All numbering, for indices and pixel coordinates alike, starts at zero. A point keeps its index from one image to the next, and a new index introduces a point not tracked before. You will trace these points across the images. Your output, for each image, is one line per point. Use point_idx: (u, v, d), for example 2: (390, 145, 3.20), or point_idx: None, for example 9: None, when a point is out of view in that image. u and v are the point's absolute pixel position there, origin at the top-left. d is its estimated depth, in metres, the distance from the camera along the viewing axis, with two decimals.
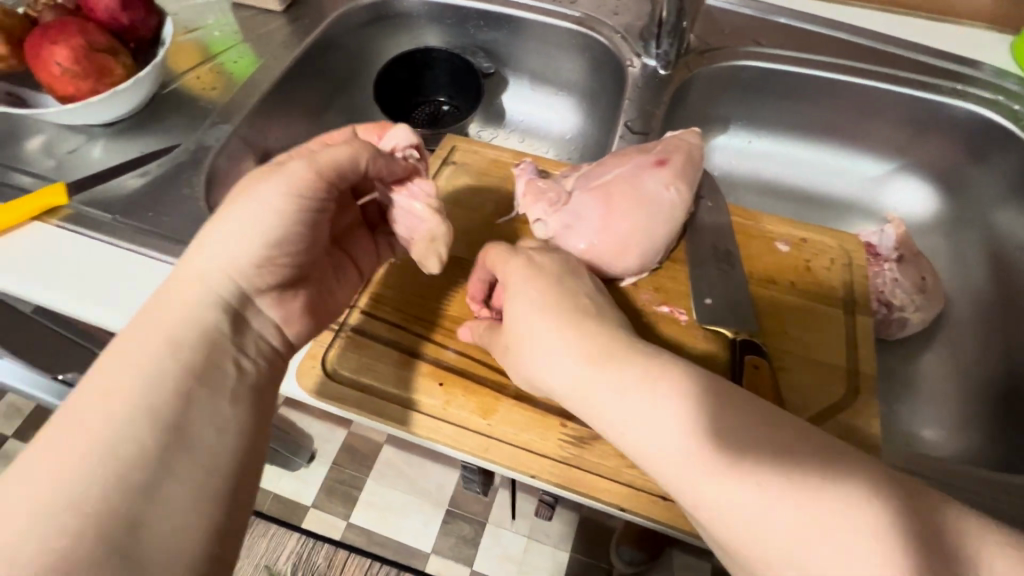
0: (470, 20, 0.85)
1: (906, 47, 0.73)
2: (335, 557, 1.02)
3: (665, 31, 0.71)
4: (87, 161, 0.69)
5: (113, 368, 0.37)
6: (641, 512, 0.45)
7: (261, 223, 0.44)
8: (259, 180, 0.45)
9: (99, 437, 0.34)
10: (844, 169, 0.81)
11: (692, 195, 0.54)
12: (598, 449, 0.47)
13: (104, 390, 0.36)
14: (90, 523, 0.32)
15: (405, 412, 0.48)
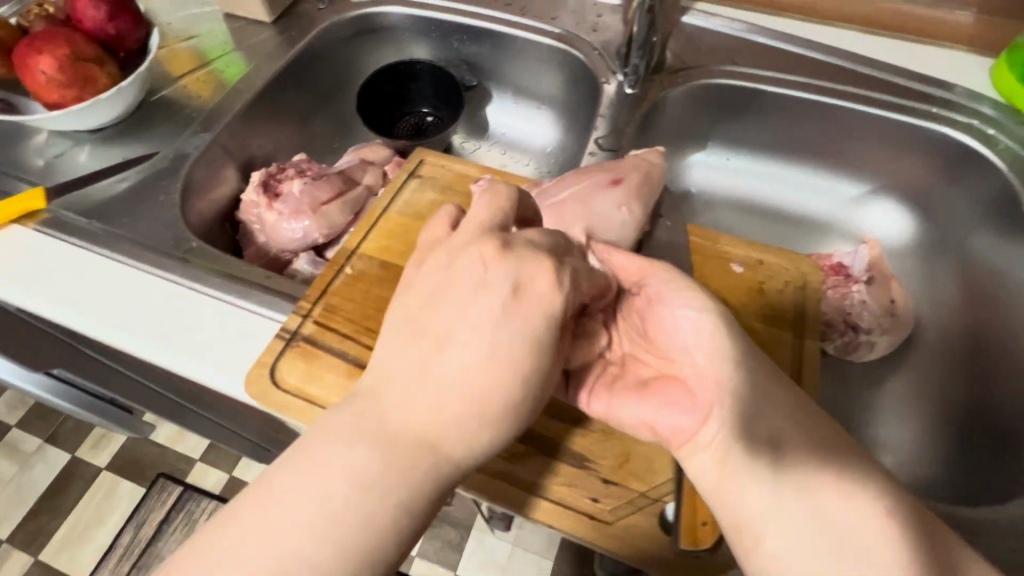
0: (454, 34, 0.86)
1: (882, 69, 0.73)
2: None
3: (634, 47, 0.71)
4: (74, 165, 0.72)
5: (351, 448, 0.36)
6: (571, 531, 0.42)
7: (492, 333, 0.37)
8: (493, 268, 0.39)
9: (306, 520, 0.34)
10: (818, 191, 0.81)
11: (646, 216, 0.54)
12: (530, 465, 0.44)
13: (339, 465, 0.36)
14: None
15: (543, 505, 0.42)
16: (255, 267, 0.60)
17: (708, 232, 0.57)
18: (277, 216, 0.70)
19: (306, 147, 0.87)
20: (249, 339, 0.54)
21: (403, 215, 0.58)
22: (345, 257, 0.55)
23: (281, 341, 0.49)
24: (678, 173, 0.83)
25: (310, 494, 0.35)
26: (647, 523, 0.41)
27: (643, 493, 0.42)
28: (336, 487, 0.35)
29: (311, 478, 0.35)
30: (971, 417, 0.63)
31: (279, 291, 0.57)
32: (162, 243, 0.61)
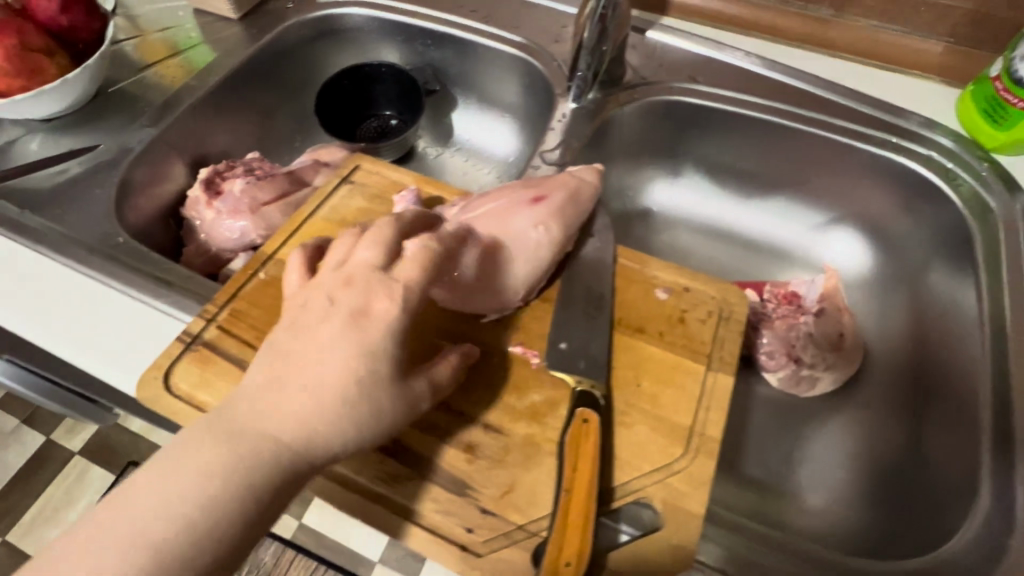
0: (419, 38, 0.85)
1: (845, 94, 0.71)
2: (282, 555, 0.99)
3: (584, 54, 0.69)
4: (24, 152, 0.71)
5: (201, 445, 0.37)
6: (437, 561, 0.41)
7: (338, 348, 0.40)
8: (350, 290, 0.42)
9: (150, 517, 0.34)
10: (778, 216, 0.78)
11: (566, 235, 0.52)
12: (409, 490, 0.43)
13: (184, 462, 0.36)
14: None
15: (425, 535, 0.41)
16: (176, 265, 0.59)
17: (638, 255, 0.55)
18: (215, 215, 0.69)
19: (265, 145, 0.86)
20: (156, 338, 0.54)
21: (328, 223, 0.57)
22: (261, 262, 0.54)
23: (181, 345, 0.48)
24: (637, 194, 0.81)
25: (145, 511, 0.34)
26: (514, 559, 0.40)
27: (520, 526, 0.41)
28: (172, 496, 0.34)
29: (149, 495, 0.35)
30: (895, 467, 0.60)
31: (194, 292, 0.56)
32: (88, 237, 0.61)
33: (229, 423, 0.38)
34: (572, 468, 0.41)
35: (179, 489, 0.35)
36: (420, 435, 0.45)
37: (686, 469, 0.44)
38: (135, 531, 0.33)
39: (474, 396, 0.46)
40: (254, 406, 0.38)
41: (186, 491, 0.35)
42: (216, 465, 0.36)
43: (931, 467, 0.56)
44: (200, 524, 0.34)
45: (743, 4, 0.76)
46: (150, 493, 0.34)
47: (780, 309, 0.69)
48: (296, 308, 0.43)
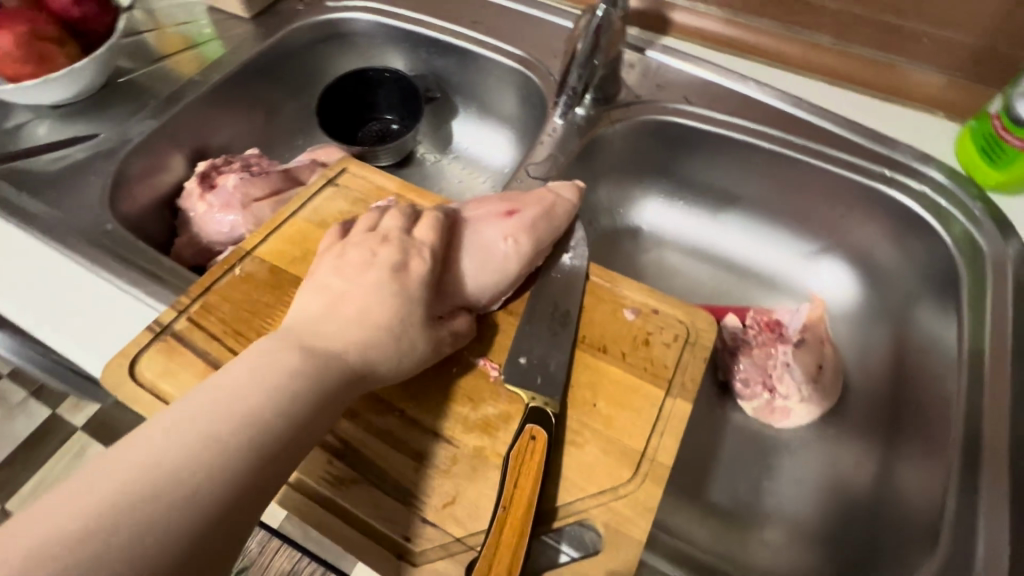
0: (423, 46, 0.86)
1: (842, 123, 0.70)
2: (268, 543, 0.91)
3: (575, 65, 0.69)
4: (31, 136, 0.74)
5: (268, 359, 0.39)
6: (373, 567, 0.42)
7: (369, 302, 0.44)
8: (386, 250, 0.47)
9: (224, 412, 0.35)
10: (770, 242, 0.77)
11: (536, 250, 0.52)
12: (355, 494, 0.44)
13: (251, 372, 0.38)
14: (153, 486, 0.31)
15: (363, 541, 0.43)
16: (160, 257, 0.61)
17: (610, 273, 0.55)
18: (207, 208, 0.71)
19: (266, 140, 0.88)
20: (130, 326, 0.56)
21: (307, 223, 0.58)
22: (238, 257, 0.55)
23: (150, 334, 0.50)
24: (627, 211, 0.81)
25: (169, 437, 0.33)
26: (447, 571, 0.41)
27: (458, 538, 0.42)
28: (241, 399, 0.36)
29: (219, 401, 0.36)
30: (864, 505, 0.59)
31: (172, 282, 0.58)
32: (80, 222, 0.63)
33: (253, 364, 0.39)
34: (512, 486, 0.42)
35: (212, 417, 0.35)
36: (372, 442, 0.46)
37: (632, 494, 0.44)
38: (157, 455, 0.33)
39: (429, 405, 0.47)
40: (280, 352, 0.40)
41: (215, 419, 0.35)
42: (244, 399, 0.36)
43: (897, 509, 0.56)
44: (272, 425, 0.36)
45: (745, 28, 0.75)
46: (220, 399, 0.36)
47: (761, 337, 0.68)
48: (327, 268, 0.47)
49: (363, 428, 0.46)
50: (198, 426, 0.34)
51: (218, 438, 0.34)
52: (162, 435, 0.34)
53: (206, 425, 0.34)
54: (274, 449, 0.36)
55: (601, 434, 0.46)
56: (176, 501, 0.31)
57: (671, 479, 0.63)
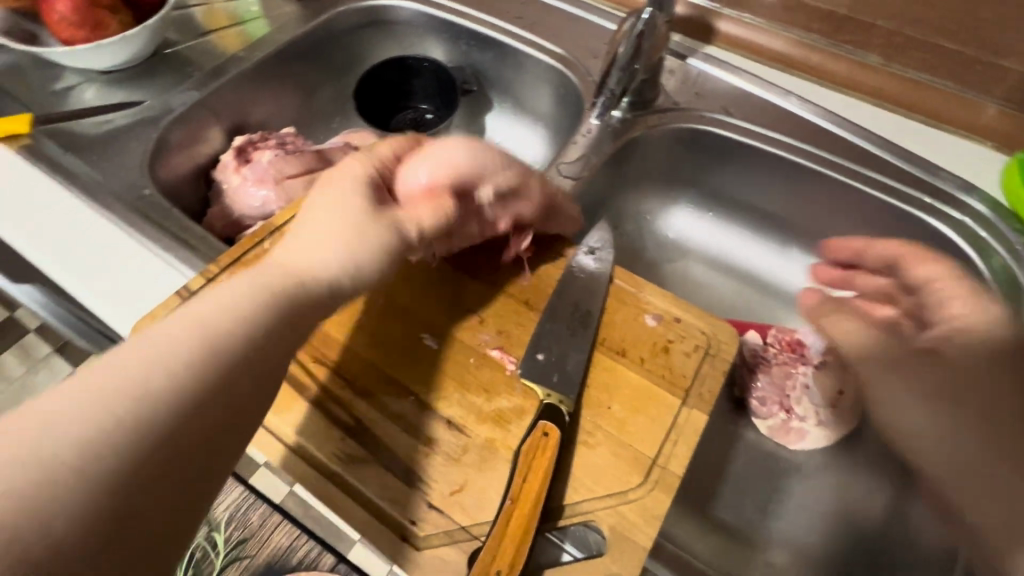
0: (463, 38, 0.87)
1: (883, 145, 0.68)
2: (270, 517, 0.93)
3: (614, 68, 0.69)
4: (79, 100, 0.76)
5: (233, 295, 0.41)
6: (377, 546, 0.43)
7: (345, 248, 0.44)
8: (359, 176, 0.47)
9: (184, 349, 0.37)
10: (795, 262, 0.76)
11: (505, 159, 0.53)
12: (363, 474, 0.45)
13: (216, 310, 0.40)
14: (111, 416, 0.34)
15: (366, 520, 0.43)
16: (192, 225, 0.62)
17: (633, 278, 0.54)
18: (241, 181, 0.73)
19: (303, 119, 0.89)
20: (159, 290, 0.57)
21: None
22: (268, 231, 0.56)
23: (178, 299, 0.51)
24: (654, 218, 0.80)
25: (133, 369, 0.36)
26: (450, 559, 0.41)
27: (464, 526, 0.42)
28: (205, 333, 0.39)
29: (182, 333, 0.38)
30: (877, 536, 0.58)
31: (202, 251, 0.59)
32: (118, 185, 0.65)
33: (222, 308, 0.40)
34: (521, 480, 0.42)
35: (173, 350, 0.37)
36: (384, 423, 0.46)
37: (641, 500, 0.43)
38: (126, 396, 0.35)
39: (443, 392, 0.47)
40: (246, 294, 0.41)
41: (184, 362, 0.37)
42: (210, 350, 0.38)
43: None
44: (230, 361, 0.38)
45: (791, 41, 0.74)
46: (182, 333, 0.38)
47: (781, 356, 0.67)
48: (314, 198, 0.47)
49: (377, 409, 0.47)
50: (171, 370, 0.36)
51: (191, 388, 0.37)
52: (129, 376, 0.35)
53: (175, 373, 0.36)
54: (230, 389, 0.39)
55: (613, 437, 0.46)
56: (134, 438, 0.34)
57: (678, 491, 0.62)
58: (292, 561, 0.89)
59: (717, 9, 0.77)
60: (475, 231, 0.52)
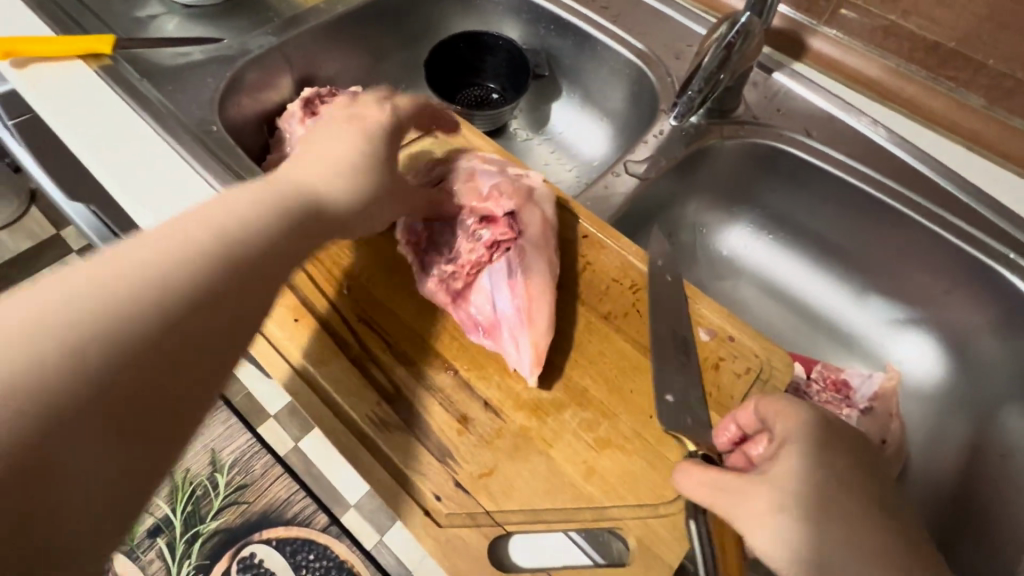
0: (543, 21, 0.85)
1: (972, 192, 0.64)
2: (271, 470, 0.93)
3: (699, 74, 0.66)
4: (160, 29, 0.77)
5: (221, 206, 0.38)
6: (400, 514, 0.45)
7: (358, 168, 0.46)
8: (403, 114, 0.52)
9: (183, 250, 0.35)
10: (851, 298, 0.74)
11: (543, 222, 0.54)
12: (394, 441, 0.47)
13: (217, 219, 0.37)
14: (98, 304, 0.30)
15: (389, 484, 0.46)
16: (254, 168, 0.62)
17: (690, 288, 0.55)
18: (304, 132, 0.73)
19: (369, 82, 0.88)
20: None
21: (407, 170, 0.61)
22: None
23: None
24: (709, 233, 0.78)
25: (127, 265, 0.32)
26: (472, 540, 0.44)
27: (487, 511, 0.45)
28: (206, 238, 0.36)
29: (185, 234, 0.35)
30: None
31: None
32: (187, 118, 0.66)
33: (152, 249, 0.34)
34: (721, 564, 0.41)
35: (166, 250, 0.34)
36: (421, 395, 0.49)
37: (672, 515, 0.45)
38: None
39: (484, 373, 0.50)
40: (179, 240, 0.35)
41: (187, 260, 0.35)
42: (183, 271, 0.34)
43: None
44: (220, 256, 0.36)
45: (888, 69, 0.70)
46: (184, 229, 0.36)
47: (824, 394, 0.64)
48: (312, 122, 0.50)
49: (415, 378, 0.50)
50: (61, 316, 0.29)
51: (126, 319, 0.31)
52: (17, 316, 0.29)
53: (66, 330, 0.29)
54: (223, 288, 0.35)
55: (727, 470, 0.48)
56: (126, 321, 0.31)
57: None
58: (287, 514, 0.89)
59: (814, 26, 0.73)
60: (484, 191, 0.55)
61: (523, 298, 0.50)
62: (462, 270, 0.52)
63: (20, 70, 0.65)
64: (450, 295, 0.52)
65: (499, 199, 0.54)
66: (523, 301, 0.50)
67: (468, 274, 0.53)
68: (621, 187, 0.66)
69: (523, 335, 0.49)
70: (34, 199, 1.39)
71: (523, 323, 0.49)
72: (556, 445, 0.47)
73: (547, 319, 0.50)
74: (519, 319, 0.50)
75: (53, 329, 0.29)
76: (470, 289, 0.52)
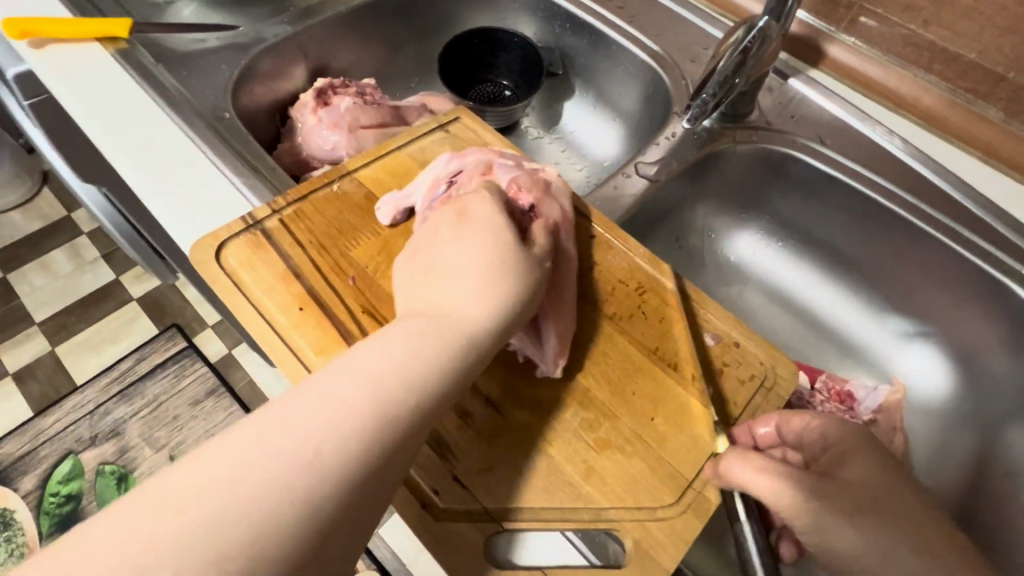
0: (559, 19, 0.85)
1: (988, 207, 0.64)
2: None
3: (714, 78, 0.66)
4: (178, 16, 0.78)
5: (377, 355, 0.37)
6: (398, 507, 0.45)
7: (493, 285, 0.44)
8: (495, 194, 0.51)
9: (346, 420, 0.33)
10: (859, 310, 0.73)
11: (563, 216, 0.55)
12: None
13: (375, 375, 0.36)
14: (267, 494, 0.30)
15: None
16: (264, 156, 0.63)
17: (696, 293, 0.55)
18: (316, 122, 0.72)
19: (381, 75, 0.88)
20: (224, 211, 0.57)
21: (417, 164, 0.61)
22: (338, 175, 0.60)
23: (242, 225, 0.54)
24: (718, 238, 0.77)
25: (294, 444, 0.32)
26: (468, 536, 0.44)
27: (484, 507, 0.45)
28: (359, 399, 0.34)
29: (343, 397, 0.34)
30: None
31: (270, 184, 0.60)
32: (201, 104, 0.66)
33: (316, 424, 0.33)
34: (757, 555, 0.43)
35: (325, 421, 0.33)
36: None
37: (669, 518, 0.45)
38: (205, 526, 0.28)
39: (486, 369, 0.50)
40: (339, 405, 0.34)
41: (347, 429, 0.33)
42: (345, 447, 0.33)
43: None
44: (379, 420, 0.34)
45: (906, 79, 0.70)
46: (341, 390, 0.34)
47: (827, 404, 0.63)
48: (431, 228, 0.49)
49: None
50: (261, 495, 0.30)
51: (290, 513, 0.30)
52: (200, 495, 0.29)
53: (241, 528, 0.28)
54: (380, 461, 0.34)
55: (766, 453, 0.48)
56: (288, 510, 0.30)
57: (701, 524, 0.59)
58: None
59: (832, 33, 0.73)
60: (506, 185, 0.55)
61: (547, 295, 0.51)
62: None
63: (37, 50, 0.65)
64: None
65: (518, 193, 0.54)
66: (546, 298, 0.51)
67: None
68: (631, 188, 0.66)
69: (544, 330, 0.50)
70: (47, 180, 1.41)
71: (547, 317, 0.50)
72: (556, 444, 0.47)
73: (570, 314, 0.51)
74: (541, 313, 0.50)
75: (227, 521, 0.28)
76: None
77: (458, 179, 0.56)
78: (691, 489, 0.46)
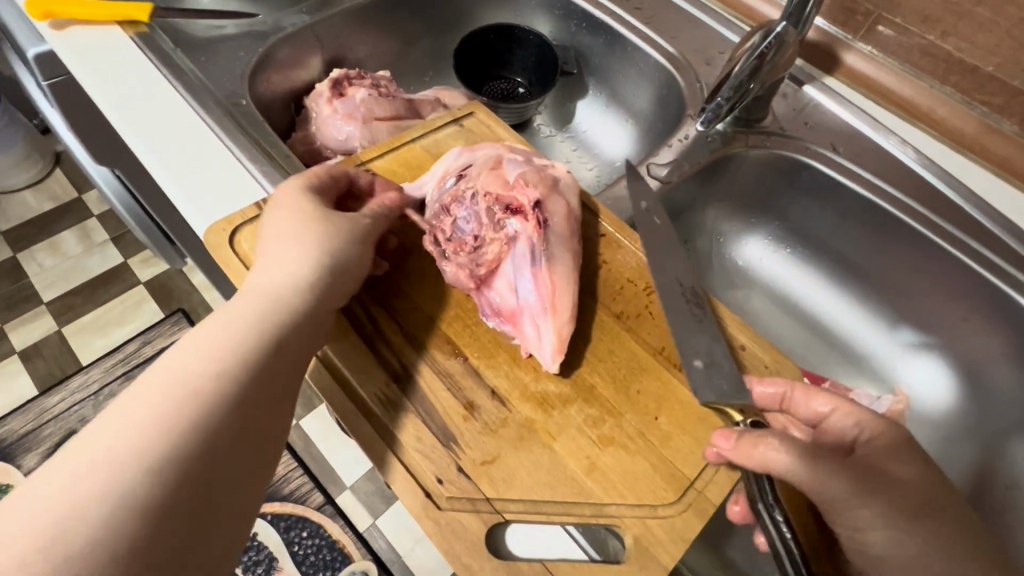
0: (575, 18, 0.85)
1: (998, 220, 0.64)
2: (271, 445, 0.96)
3: (728, 82, 0.66)
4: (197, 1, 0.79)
5: (209, 331, 0.41)
6: (402, 494, 0.45)
7: (305, 244, 0.47)
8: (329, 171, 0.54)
9: (190, 385, 0.37)
10: (864, 319, 0.73)
11: (570, 214, 0.55)
12: (401, 422, 0.48)
13: (209, 345, 0.40)
14: (129, 468, 0.32)
15: (391, 464, 0.46)
16: (280, 144, 0.64)
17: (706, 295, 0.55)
18: (330, 112, 0.72)
19: (397, 68, 0.88)
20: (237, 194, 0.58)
21: (430, 157, 0.62)
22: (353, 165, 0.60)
23: (256, 211, 0.55)
24: (726, 242, 0.77)
25: (141, 423, 0.34)
26: (471, 526, 0.44)
27: (487, 498, 0.45)
28: (201, 365, 0.38)
29: (182, 368, 0.38)
30: None
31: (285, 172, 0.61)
32: (217, 90, 0.67)
33: (158, 399, 0.36)
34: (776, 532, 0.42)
35: (168, 393, 0.36)
36: (429, 378, 0.50)
37: (670, 516, 0.45)
38: (96, 494, 0.31)
39: (492, 362, 0.51)
40: (177, 378, 0.37)
41: (195, 393, 0.37)
42: (196, 408, 0.36)
43: None
44: (226, 375, 0.39)
45: (922, 89, 0.69)
46: (182, 363, 0.38)
47: None
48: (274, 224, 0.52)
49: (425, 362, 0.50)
50: (157, 446, 0.34)
51: (158, 472, 0.33)
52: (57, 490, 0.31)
53: (111, 501, 0.31)
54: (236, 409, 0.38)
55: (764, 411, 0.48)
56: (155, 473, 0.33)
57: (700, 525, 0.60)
58: (283, 491, 0.97)
59: (849, 41, 0.73)
60: (513, 180, 0.56)
61: (544, 287, 0.51)
62: (482, 262, 0.53)
63: (60, 32, 0.66)
64: (474, 281, 0.52)
65: (525, 188, 0.55)
66: (545, 289, 0.51)
67: (496, 258, 0.53)
68: None
69: (544, 320, 0.50)
70: (59, 161, 1.42)
71: (546, 309, 0.50)
72: (559, 439, 0.48)
73: (570, 308, 0.51)
74: (544, 306, 0.50)
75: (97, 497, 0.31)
76: (493, 275, 0.53)
77: (468, 173, 0.56)
78: (693, 488, 0.47)
